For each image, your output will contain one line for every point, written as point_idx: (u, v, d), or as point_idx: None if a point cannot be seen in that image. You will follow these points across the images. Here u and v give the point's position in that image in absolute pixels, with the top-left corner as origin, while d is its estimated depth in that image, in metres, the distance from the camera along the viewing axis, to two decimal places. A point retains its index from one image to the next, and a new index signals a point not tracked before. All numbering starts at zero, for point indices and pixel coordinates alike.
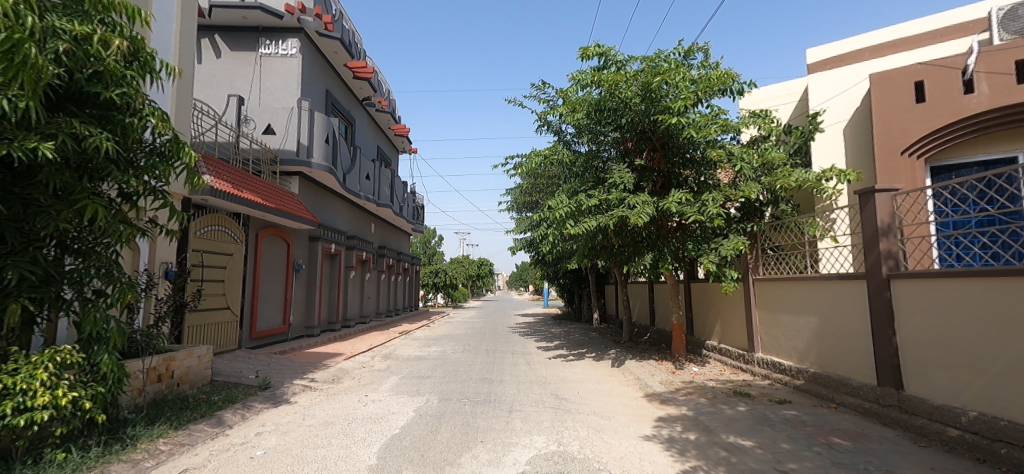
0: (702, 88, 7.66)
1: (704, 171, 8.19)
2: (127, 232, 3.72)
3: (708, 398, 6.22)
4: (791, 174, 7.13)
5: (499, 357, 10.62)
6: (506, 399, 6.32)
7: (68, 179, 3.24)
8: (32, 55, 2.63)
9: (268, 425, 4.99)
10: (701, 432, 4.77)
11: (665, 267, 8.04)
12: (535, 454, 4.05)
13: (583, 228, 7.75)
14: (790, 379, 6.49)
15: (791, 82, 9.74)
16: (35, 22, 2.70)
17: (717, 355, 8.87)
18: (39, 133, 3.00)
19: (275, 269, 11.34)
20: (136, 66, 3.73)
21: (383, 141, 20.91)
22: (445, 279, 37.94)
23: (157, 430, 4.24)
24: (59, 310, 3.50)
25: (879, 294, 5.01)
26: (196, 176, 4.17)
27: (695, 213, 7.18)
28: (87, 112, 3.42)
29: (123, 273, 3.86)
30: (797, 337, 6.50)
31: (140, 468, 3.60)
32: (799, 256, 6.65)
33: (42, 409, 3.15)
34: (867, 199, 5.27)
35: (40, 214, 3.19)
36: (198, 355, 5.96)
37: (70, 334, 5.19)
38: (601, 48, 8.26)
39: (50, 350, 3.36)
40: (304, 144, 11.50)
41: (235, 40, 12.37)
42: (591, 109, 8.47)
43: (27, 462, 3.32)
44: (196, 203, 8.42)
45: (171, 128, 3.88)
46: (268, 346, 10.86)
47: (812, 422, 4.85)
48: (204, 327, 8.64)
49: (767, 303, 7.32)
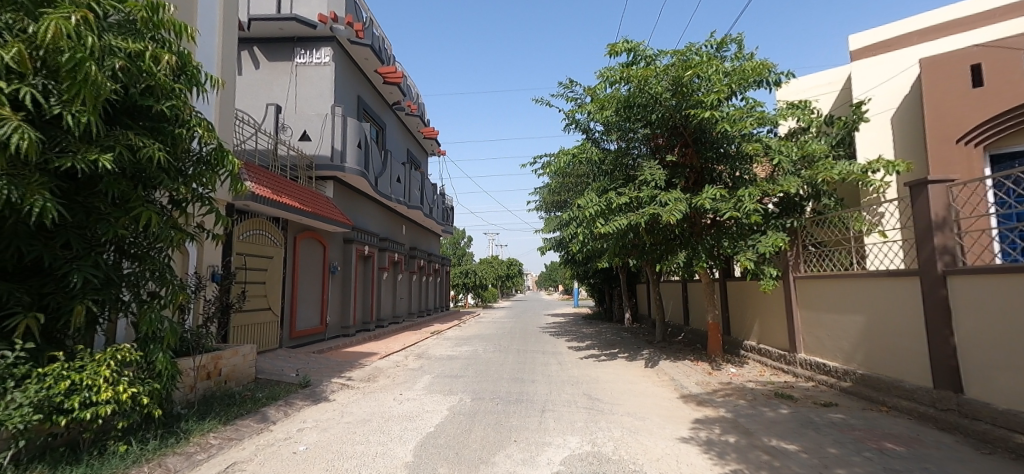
0: (737, 80, 7.46)
1: (740, 166, 7.94)
2: (178, 237, 3.94)
3: (748, 399, 6.05)
4: (834, 167, 6.84)
5: (529, 357, 10.60)
6: (538, 399, 6.32)
7: (125, 188, 3.44)
8: (92, 73, 2.83)
9: (309, 421, 5.17)
10: (740, 434, 4.63)
11: (700, 265, 7.86)
12: (569, 454, 4.04)
13: (613, 227, 7.63)
14: (836, 381, 6.21)
15: (833, 71, 9.33)
16: (94, 42, 2.91)
17: (756, 355, 8.58)
18: (99, 145, 3.19)
19: (312, 271, 11.70)
20: (184, 79, 3.93)
21: (412, 145, 21.28)
22: (475, 279, 38.33)
23: (207, 425, 4.46)
24: (118, 311, 3.72)
25: (933, 291, 4.74)
26: (239, 182, 4.37)
27: (731, 209, 7.01)
28: (141, 124, 3.63)
29: (175, 276, 4.09)
30: (843, 337, 6.23)
31: (194, 460, 3.78)
32: (844, 252, 6.37)
33: (106, 404, 3.35)
34: (918, 191, 5.01)
35: (101, 220, 3.40)
36: (243, 353, 6.23)
37: (128, 333, 5.48)
38: (629, 43, 8.15)
39: (111, 348, 3.55)
40: (338, 150, 11.84)
41: (272, 51, 12.83)
42: (620, 106, 8.30)
43: (94, 454, 3.55)
44: (239, 209, 8.84)
45: (216, 138, 4.07)
46: (307, 345, 11.23)
47: (861, 426, 4.64)
48: (247, 327, 9.00)
49: (809, 302, 7.04)
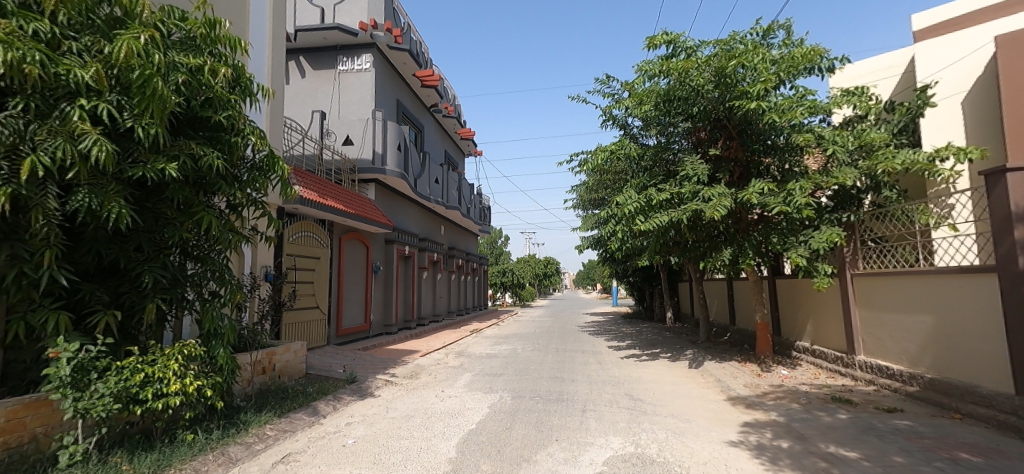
0: (785, 68, 7.13)
1: (789, 158, 7.56)
2: (235, 239, 4.16)
3: (802, 403, 5.75)
4: (895, 156, 6.41)
5: (569, 356, 10.54)
6: (579, 399, 6.27)
7: (188, 195, 3.67)
8: (159, 88, 3.04)
9: (356, 416, 5.36)
10: (794, 440, 4.42)
11: (747, 263, 7.53)
12: (611, 455, 3.98)
13: (654, 224, 7.46)
14: (901, 386, 5.81)
15: (893, 54, 8.74)
16: (160, 59, 3.13)
17: (809, 357, 8.16)
18: (165, 155, 3.42)
19: (356, 270, 12.08)
20: (238, 90, 4.16)
21: (450, 146, 21.61)
22: (513, 278, 38.47)
23: (264, 417, 4.70)
24: (184, 308, 3.98)
25: (1014, 290, 4.36)
26: (288, 187, 4.58)
27: (780, 204, 6.70)
28: (201, 134, 3.87)
29: (233, 276, 4.33)
30: (908, 339, 5.83)
31: (252, 450, 4.01)
32: (907, 248, 5.95)
33: (175, 395, 3.59)
34: (994, 181, 4.61)
35: (168, 225, 3.65)
36: (295, 350, 6.52)
37: (192, 330, 5.85)
38: (669, 35, 7.94)
39: (179, 343, 3.80)
40: (379, 153, 12.18)
41: (317, 60, 13.35)
42: (659, 100, 8.09)
43: (165, 441, 3.82)
44: (288, 212, 9.26)
45: (268, 145, 4.28)
46: (352, 343, 11.62)
47: (930, 434, 4.32)
48: (298, 325, 9.41)
49: (869, 301, 6.63)
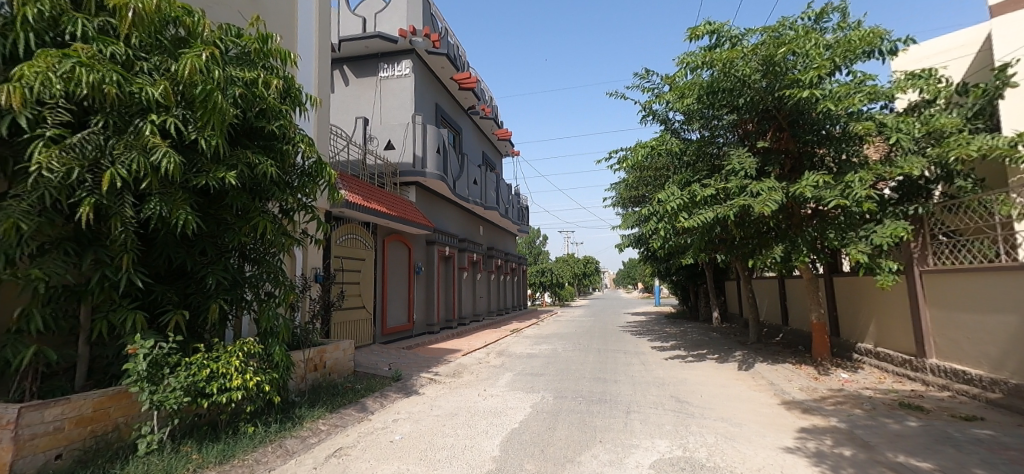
0: (840, 53, 6.72)
1: (846, 148, 7.11)
2: (288, 242, 4.36)
3: (865, 409, 5.40)
4: (970, 142, 5.89)
5: (611, 357, 10.38)
6: (623, 400, 6.15)
7: (246, 201, 3.88)
8: (218, 101, 3.23)
9: (402, 413, 5.49)
10: (857, 447, 4.15)
11: (801, 260, 7.13)
12: (659, 458, 3.88)
13: (699, 220, 7.23)
14: (981, 392, 5.34)
15: (966, 32, 8.05)
16: (218, 74, 3.33)
17: (872, 360, 7.66)
18: (225, 164, 3.63)
19: (399, 271, 12.40)
20: (288, 101, 4.35)
21: (488, 147, 21.79)
22: (552, 278, 38.32)
23: (317, 412, 4.91)
24: (243, 308, 4.21)
25: None
26: (336, 191, 4.75)
27: (837, 197, 6.32)
28: (256, 144, 4.08)
29: (287, 277, 4.53)
30: (988, 341, 5.35)
31: (307, 443, 4.20)
32: (984, 242, 5.46)
33: (237, 390, 3.79)
34: None
35: (228, 230, 3.87)
36: (343, 348, 6.76)
37: (251, 328, 6.19)
38: (712, 25, 7.67)
39: (240, 341, 4.02)
40: (419, 156, 12.44)
41: (359, 68, 13.80)
42: (703, 92, 7.81)
43: (229, 433, 4.06)
44: (335, 215, 9.62)
45: (316, 152, 4.45)
46: (396, 342, 11.93)
47: (1016, 446, 3.94)
48: (345, 324, 9.76)
49: (942, 300, 6.14)
